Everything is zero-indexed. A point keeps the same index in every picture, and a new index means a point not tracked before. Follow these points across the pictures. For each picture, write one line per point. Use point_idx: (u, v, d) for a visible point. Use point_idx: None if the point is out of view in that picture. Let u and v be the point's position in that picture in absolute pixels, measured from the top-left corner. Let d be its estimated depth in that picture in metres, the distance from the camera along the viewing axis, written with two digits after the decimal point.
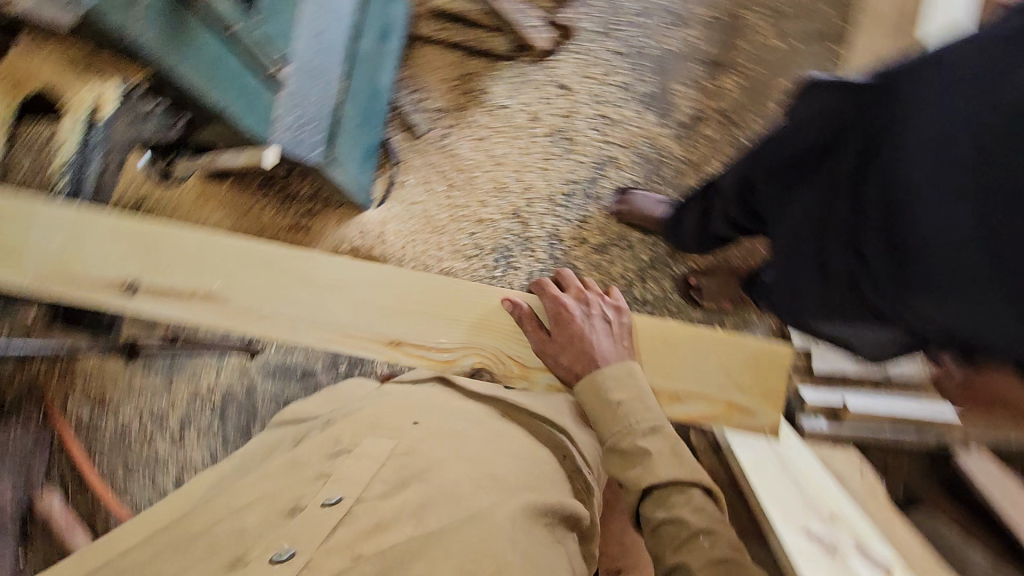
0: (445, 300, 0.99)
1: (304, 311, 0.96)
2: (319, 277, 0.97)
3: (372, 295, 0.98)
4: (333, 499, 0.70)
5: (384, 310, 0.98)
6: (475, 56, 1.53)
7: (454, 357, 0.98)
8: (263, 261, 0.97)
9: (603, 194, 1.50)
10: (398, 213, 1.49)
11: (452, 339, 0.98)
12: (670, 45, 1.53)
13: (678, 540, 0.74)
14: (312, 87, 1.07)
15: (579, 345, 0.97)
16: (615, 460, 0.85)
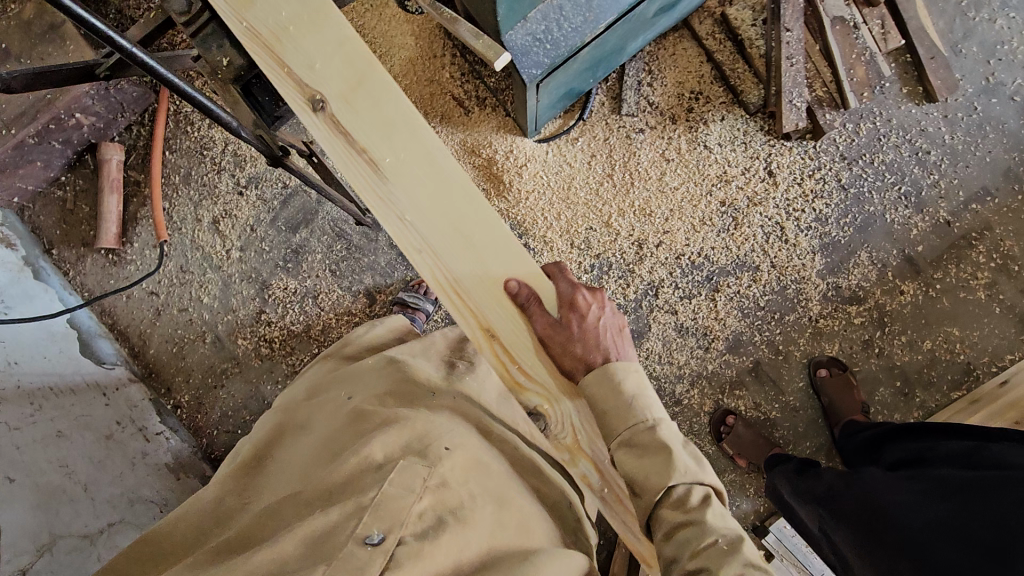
0: (485, 240, 0.78)
1: (383, 188, 0.76)
2: (393, 138, 0.76)
3: (433, 206, 0.77)
4: (374, 539, 0.56)
5: (441, 229, 0.77)
6: (721, 86, 1.42)
7: (505, 361, 0.78)
8: (383, 109, 0.76)
9: (722, 289, 1.42)
10: (548, 161, 1.43)
11: (491, 318, 0.78)
12: (889, 217, 1.41)
13: (696, 545, 0.64)
14: (574, 14, 0.99)
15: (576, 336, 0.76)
16: (625, 458, 0.70)
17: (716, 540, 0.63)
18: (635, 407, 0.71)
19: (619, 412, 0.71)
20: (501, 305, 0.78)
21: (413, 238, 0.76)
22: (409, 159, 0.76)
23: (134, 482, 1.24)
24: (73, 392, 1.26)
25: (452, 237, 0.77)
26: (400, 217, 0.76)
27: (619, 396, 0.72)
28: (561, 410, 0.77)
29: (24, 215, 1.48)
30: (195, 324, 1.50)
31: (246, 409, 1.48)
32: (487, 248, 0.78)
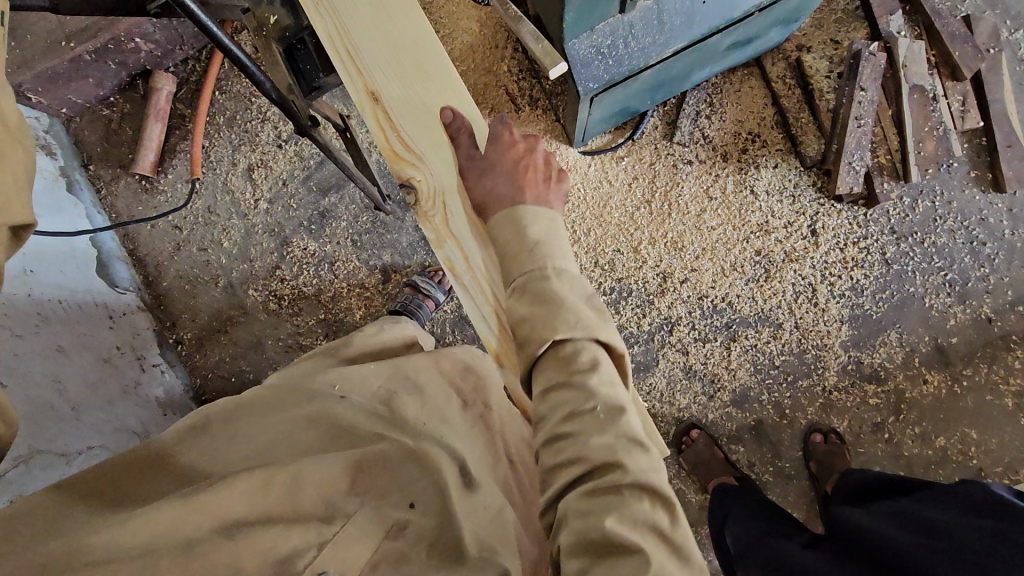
0: (429, 70, 0.69)
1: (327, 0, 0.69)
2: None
3: (371, 21, 0.69)
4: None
5: (379, 48, 0.69)
6: (781, 133, 1.36)
7: (416, 168, 0.69)
8: None
9: (739, 340, 1.38)
10: (589, 175, 1.40)
11: (417, 146, 0.68)
12: (928, 301, 1.35)
13: (573, 413, 0.56)
14: (644, 34, 0.96)
15: (495, 161, 0.67)
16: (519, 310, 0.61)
17: (595, 405, 0.56)
18: (540, 246, 0.62)
19: (519, 253, 0.62)
20: (431, 131, 0.68)
21: (340, 44, 0.69)
22: None
23: (122, 410, 1.25)
24: (82, 310, 1.28)
25: (391, 57, 0.69)
26: (343, 37, 0.69)
27: (520, 242, 0.62)
28: (477, 256, 0.68)
29: (70, 127, 1.49)
30: (211, 266, 1.50)
31: (244, 360, 1.49)
32: (422, 69, 0.68)
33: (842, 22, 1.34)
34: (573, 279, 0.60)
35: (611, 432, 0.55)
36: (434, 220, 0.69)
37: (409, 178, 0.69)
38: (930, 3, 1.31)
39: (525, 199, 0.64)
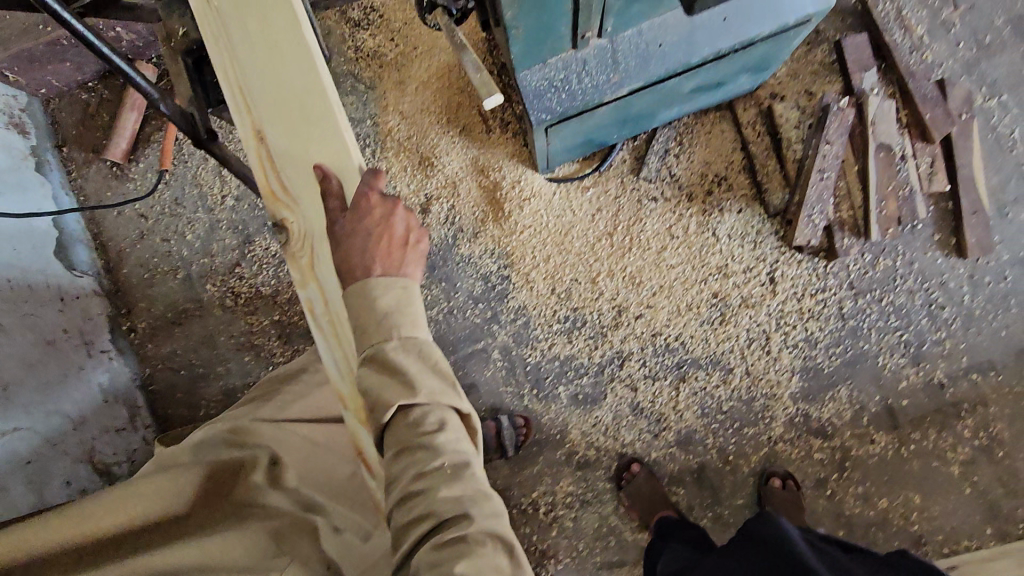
0: (307, 100, 0.58)
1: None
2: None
3: (251, 31, 0.58)
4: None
5: (261, 63, 0.58)
6: (748, 179, 1.36)
7: (282, 198, 0.60)
8: None
9: (689, 381, 1.37)
10: (554, 202, 1.40)
11: (287, 183, 0.59)
12: (880, 360, 1.33)
13: (420, 469, 0.55)
14: (598, 71, 0.96)
15: (354, 224, 0.58)
16: (369, 375, 0.57)
17: (442, 463, 0.56)
18: (391, 321, 0.56)
19: (368, 326, 0.56)
20: (304, 166, 0.59)
21: (224, 62, 0.59)
22: None
23: (59, 394, 1.25)
24: (31, 290, 1.28)
25: (267, 74, 0.58)
26: (227, 45, 0.59)
27: (370, 311, 0.57)
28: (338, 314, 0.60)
29: (47, 107, 1.51)
30: (172, 257, 1.51)
31: (195, 353, 1.49)
32: (303, 105, 0.58)
33: (817, 73, 1.34)
34: (427, 350, 0.57)
35: (464, 479, 0.56)
36: (300, 260, 0.61)
37: (281, 217, 0.61)
38: (906, 62, 1.30)
39: (373, 271, 0.57)
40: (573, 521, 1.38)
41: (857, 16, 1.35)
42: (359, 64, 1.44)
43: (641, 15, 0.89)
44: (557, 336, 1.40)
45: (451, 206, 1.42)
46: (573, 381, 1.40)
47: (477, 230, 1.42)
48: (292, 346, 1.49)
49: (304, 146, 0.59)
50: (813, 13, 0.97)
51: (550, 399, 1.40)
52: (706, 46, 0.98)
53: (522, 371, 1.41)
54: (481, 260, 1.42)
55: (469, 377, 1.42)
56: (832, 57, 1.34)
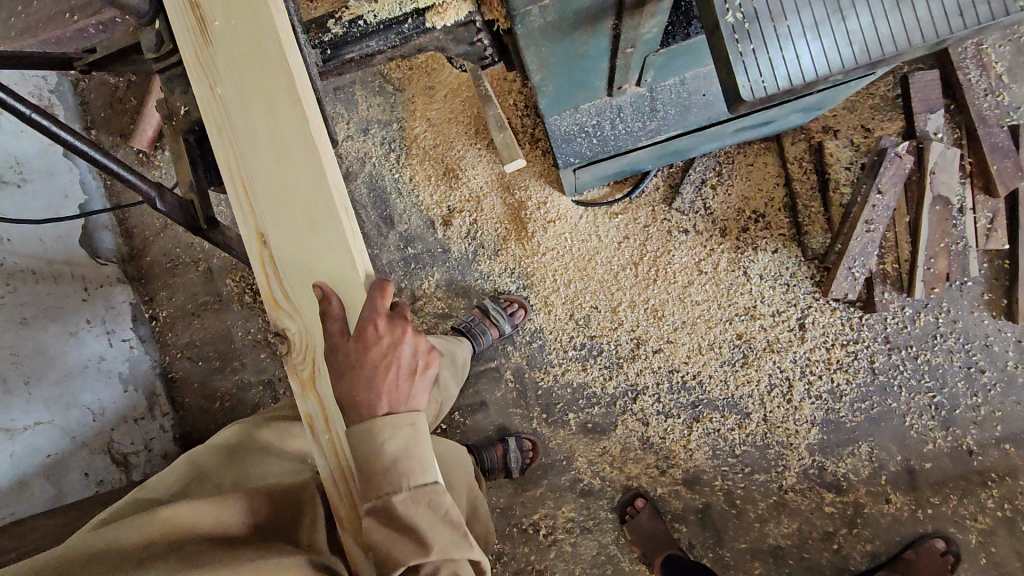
0: (312, 202, 0.60)
1: (211, 102, 0.59)
2: (234, 47, 0.59)
3: (263, 145, 0.59)
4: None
5: (267, 166, 0.59)
6: (788, 217, 1.28)
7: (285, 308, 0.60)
8: (254, 32, 0.59)
9: (703, 421, 1.33)
10: (579, 226, 1.35)
11: (291, 292, 0.60)
12: (907, 420, 1.27)
13: None
14: (634, 119, 0.90)
15: (358, 355, 0.58)
16: (376, 526, 0.58)
17: None
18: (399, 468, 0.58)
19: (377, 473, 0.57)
20: (309, 273, 0.60)
21: (233, 170, 0.59)
22: (264, 94, 0.59)
23: (79, 385, 1.28)
24: (56, 281, 1.30)
25: (274, 176, 0.60)
26: (235, 153, 0.59)
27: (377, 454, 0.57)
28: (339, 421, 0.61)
29: (77, 88, 1.50)
30: (194, 248, 1.51)
31: (212, 346, 1.51)
32: (313, 220, 0.60)
33: (876, 109, 1.23)
34: (439, 499, 0.59)
35: None
36: (301, 373, 0.61)
37: (283, 325, 0.61)
38: (978, 105, 1.19)
39: (380, 408, 0.58)
40: (572, 546, 1.38)
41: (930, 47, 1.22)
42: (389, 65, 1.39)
43: (686, 65, 0.80)
44: (571, 363, 1.37)
45: (473, 220, 1.38)
46: (584, 410, 1.38)
47: (499, 247, 1.38)
48: None
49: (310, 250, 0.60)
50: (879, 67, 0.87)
51: (559, 426, 1.38)
52: None
53: (534, 395, 1.39)
54: (500, 278, 1.39)
55: (480, 396, 1.41)
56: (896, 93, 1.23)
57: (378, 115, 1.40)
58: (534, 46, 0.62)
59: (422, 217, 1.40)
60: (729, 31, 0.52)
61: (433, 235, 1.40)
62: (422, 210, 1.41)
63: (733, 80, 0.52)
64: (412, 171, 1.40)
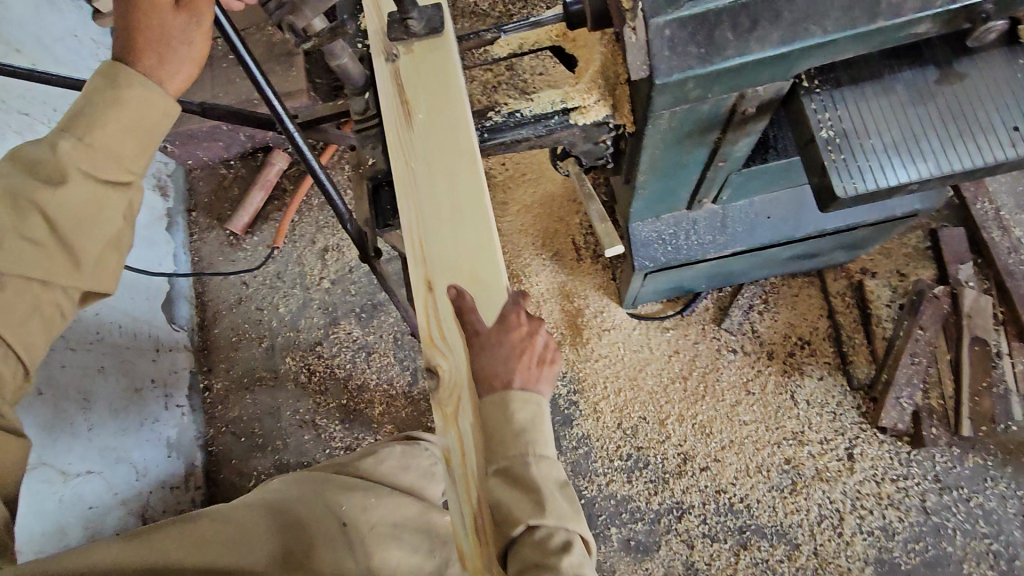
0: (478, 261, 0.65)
1: (403, 139, 0.68)
2: (411, 75, 0.69)
3: (447, 233, 0.66)
4: None
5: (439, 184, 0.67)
6: (833, 347, 1.36)
7: (445, 371, 0.66)
8: (450, 145, 0.67)
9: (751, 549, 1.29)
10: (632, 338, 1.43)
11: (449, 341, 0.65)
12: (967, 567, 1.22)
13: None
14: (705, 232, 1.02)
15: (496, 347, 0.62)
16: (500, 488, 0.60)
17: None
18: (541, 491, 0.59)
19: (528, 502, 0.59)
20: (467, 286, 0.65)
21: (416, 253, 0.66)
22: (455, 192, 0.66)
23: (132, 441, 1.29)
24: (136, 338, 1.38)
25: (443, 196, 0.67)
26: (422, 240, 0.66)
27: (532, 495, 0.59)
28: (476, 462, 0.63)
29: (189, 176, 1.70)
30: (261, 326, 1.60)
31: (258, 423, 1.53)
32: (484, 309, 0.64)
33: (910, 257, 1.37)
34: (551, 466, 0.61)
35: None
36: (445, 409, 0.65)
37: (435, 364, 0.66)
38: (1004, 260, 1.31)
39: (514, 385, 0.62)
40: None
41: (952, 209, 1.39)
42: None
43: (757, 189, 0.96)
44: (616, 474, 1.37)
45: None
46: (627, 524, 1.34)
47: None
48: (352, 431, 1.50)
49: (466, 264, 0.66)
50: (919, 209, 1.02)
51: (600, 540, 1.34)
52: (813, 223, 1.03)
53: None
54: (551, 380, 1.43)
55: None
56: (927, 245, 1.37)
57: None
58: (651, 148, 0.73)
59: None
60: (823, 143, 0.64)
61: None
62: None
63: (828, 181, 0.64)
64: None
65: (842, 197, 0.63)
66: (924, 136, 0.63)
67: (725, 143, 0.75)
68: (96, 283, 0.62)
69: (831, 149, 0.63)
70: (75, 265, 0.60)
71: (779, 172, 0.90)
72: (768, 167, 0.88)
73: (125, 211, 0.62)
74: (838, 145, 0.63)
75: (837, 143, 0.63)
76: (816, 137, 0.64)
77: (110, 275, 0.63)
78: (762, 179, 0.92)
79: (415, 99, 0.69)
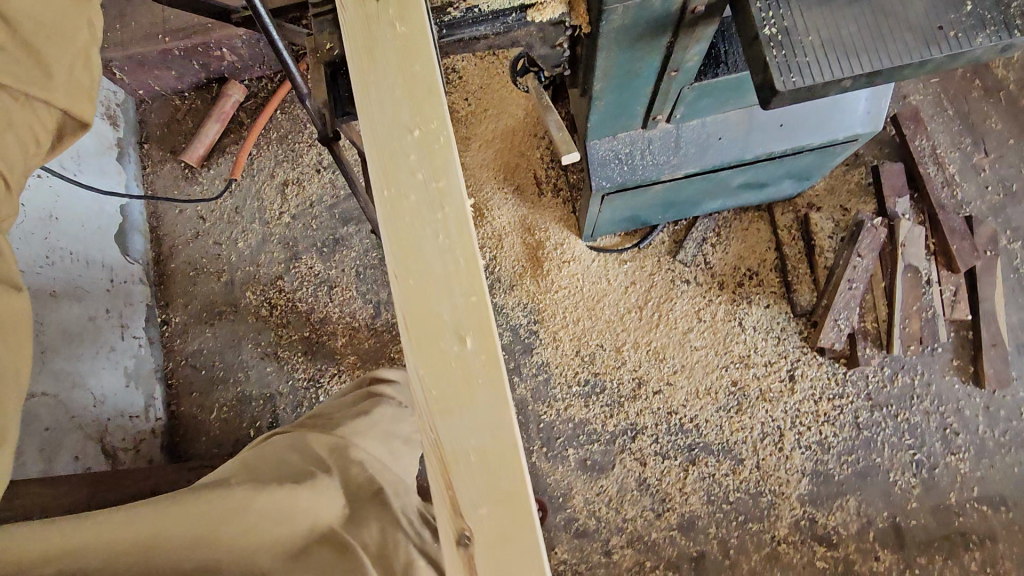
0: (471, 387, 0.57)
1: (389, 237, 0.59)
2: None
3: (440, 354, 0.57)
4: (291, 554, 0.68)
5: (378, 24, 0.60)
6: (779, 278, 1.43)
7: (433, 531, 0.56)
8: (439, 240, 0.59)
9: (698, 464, 1.37)
10: (591, 269, 1.47)
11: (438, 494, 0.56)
12: (892, 475, 1.33)
13: None
14: (660, 152, 1.05)
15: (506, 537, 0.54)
16: None
17: None
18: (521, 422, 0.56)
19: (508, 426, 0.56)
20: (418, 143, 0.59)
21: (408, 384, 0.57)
22: (446, 298, 0.58)
23: (87, 368, 1.27)
24: (88, 267, 1.35)
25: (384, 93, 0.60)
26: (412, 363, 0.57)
27: None
28: None
29: (139, 108, 1.64)
30: (220, 261, 1.58)
31: (219, 356, 1.52)
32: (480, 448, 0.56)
33: (853, 191, 1.43)
34: None
35: None
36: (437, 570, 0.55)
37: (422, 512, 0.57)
38: (937, 194, 1.40)
39: None
40: None
41: (894, 147, 1.46)
42: None
43: (709, 107, 0.99)
44: (574, 399, 1.43)
45: (493, 256, 1.49)
46: (584, 446, 1.40)
47: (515, 282, 1.48)
48: (315, 363, 1.51)
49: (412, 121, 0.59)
50: (861, 134, 1.07)
51: (558, 461, 1.40)
52: (762, 146, 1.07)
53: (535, 427, 1.42)
54: (512, 311, 1.47)
55: None
56: (869, 181, 1.44)
57: None
58: (606, 50, 0.75)
59: None
60: (766, 40, 0.67)
61: None
62: None
63: (770, 77, 0.67)
64: None
65: (781, 93, 0.67)
66: (859, 36, 0.67)
67: (675, 49, 0.78)
68: (72, 105, 0.60)
69: (772, 46, 0.66)
70: (46, 75, 0.57)
71: (730, 88, 0.93)
72: (719, 82, 0.91)
73: (89, 34, 0.61)
74: (779, 42, 0.67)
75: (778, 41, 0.67)
76: (759, 33, 0.67)
77: (83, 95, 0.61)
78: (713, 96, 0.95)
79: (398, 184, 0.59)
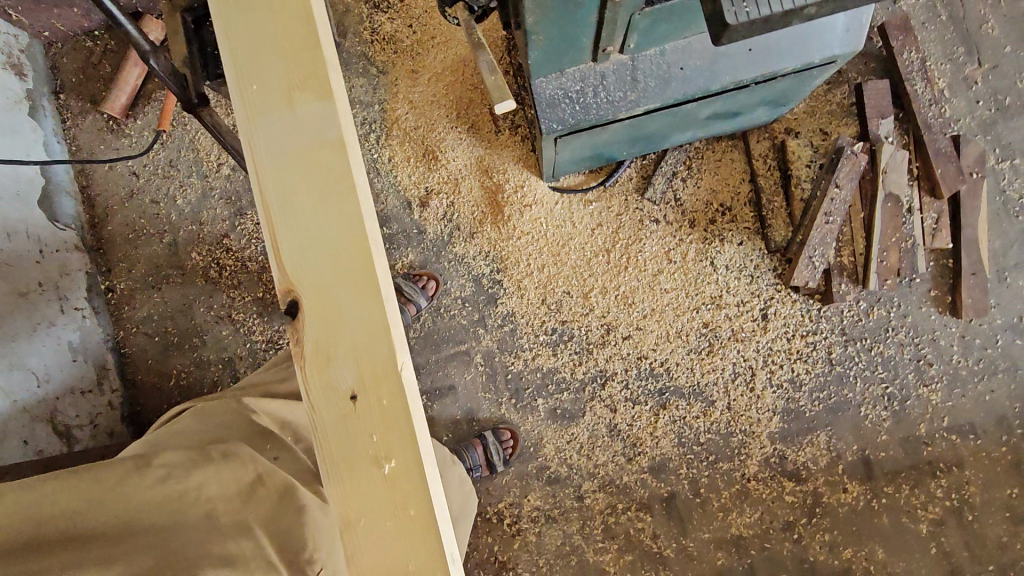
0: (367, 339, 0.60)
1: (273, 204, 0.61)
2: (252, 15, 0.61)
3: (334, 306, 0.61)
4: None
5: (294, 198, 0.61)
6: (753, 212, 1.35)
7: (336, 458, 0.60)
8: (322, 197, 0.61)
9: (669, 408, 1.35)
10: (555, 212, 1.38)
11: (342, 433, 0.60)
12: (863, 409, 1.32)
13: None
14: (615, 87, 0.94)
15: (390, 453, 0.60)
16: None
17: None
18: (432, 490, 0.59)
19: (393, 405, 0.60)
20: (348, 358, 0.60)
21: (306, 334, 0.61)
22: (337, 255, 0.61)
23: (25, 348, 1.22)
24: (10, 238, 1.25)
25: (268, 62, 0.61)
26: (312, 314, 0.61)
27: None
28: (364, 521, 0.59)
29: (49, 52, 1.48)
30: (159, 220, 1.47)
31: (171, 322, 1.46)
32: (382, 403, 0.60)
33: (833, 114, 1.33)
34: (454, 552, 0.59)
35: None
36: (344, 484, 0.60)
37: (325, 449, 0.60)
38: (923, 114, 1.30)
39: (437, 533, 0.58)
40: (536, 536, 1.34)
41: (879, 62, 1.34)
42: (378, 50, 1.42)
43: (667, 35, 0.88)
44: (542, 348, 1.38)
45: (451, 202, 1.40)
46: (553, 395, 1.37)
47: (475, 230, 1.39)
48: (272, 324, 1.45)
49: (331, 206, 0.61)
50: (839, 56, 0.96)
51: (528, 411, 1.37)
52: (728, 76, 0.96)
53: (503, 378, 1.38)
54: (474, 260, 1.39)
55: (449, 382, 1.39)
56: (851, 101, 1.33)
57: (364, 94, 1.41)
58: None
59: (401, 196, 1.41)
60: None
61: (412, 213, 1.41)
62: (402, 190, 1.41)
63: (719, 6, 0.56)
64: (392, 150, 1.40)
65: (731, 26, 0.56)
66: None
67: None
68: None
69: None
70: None
71: (687, 12, 0.82)
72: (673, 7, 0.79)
73: None
74: None
75: None
76: None
77: None
78: (669, 23, 0.84)
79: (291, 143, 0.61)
